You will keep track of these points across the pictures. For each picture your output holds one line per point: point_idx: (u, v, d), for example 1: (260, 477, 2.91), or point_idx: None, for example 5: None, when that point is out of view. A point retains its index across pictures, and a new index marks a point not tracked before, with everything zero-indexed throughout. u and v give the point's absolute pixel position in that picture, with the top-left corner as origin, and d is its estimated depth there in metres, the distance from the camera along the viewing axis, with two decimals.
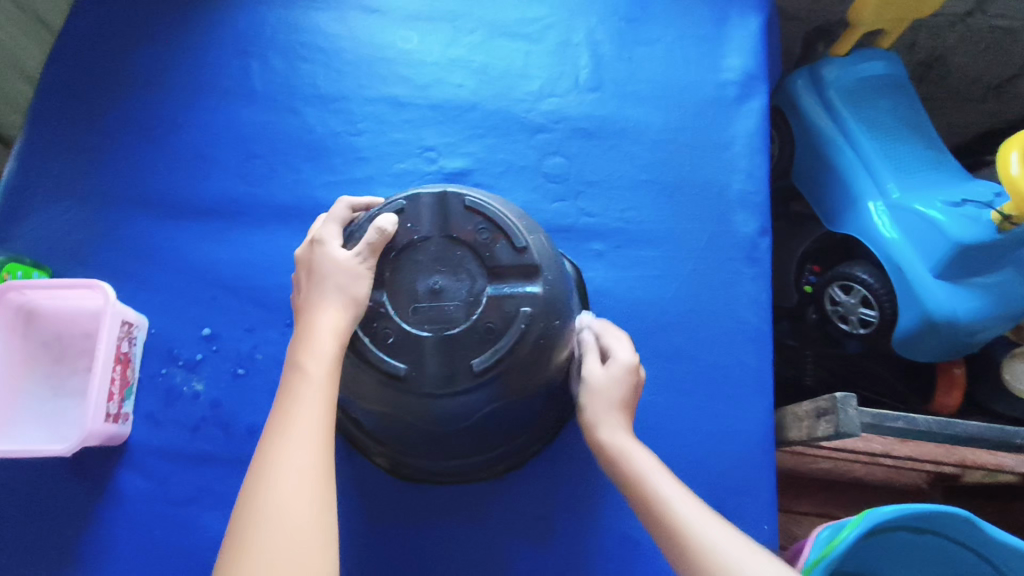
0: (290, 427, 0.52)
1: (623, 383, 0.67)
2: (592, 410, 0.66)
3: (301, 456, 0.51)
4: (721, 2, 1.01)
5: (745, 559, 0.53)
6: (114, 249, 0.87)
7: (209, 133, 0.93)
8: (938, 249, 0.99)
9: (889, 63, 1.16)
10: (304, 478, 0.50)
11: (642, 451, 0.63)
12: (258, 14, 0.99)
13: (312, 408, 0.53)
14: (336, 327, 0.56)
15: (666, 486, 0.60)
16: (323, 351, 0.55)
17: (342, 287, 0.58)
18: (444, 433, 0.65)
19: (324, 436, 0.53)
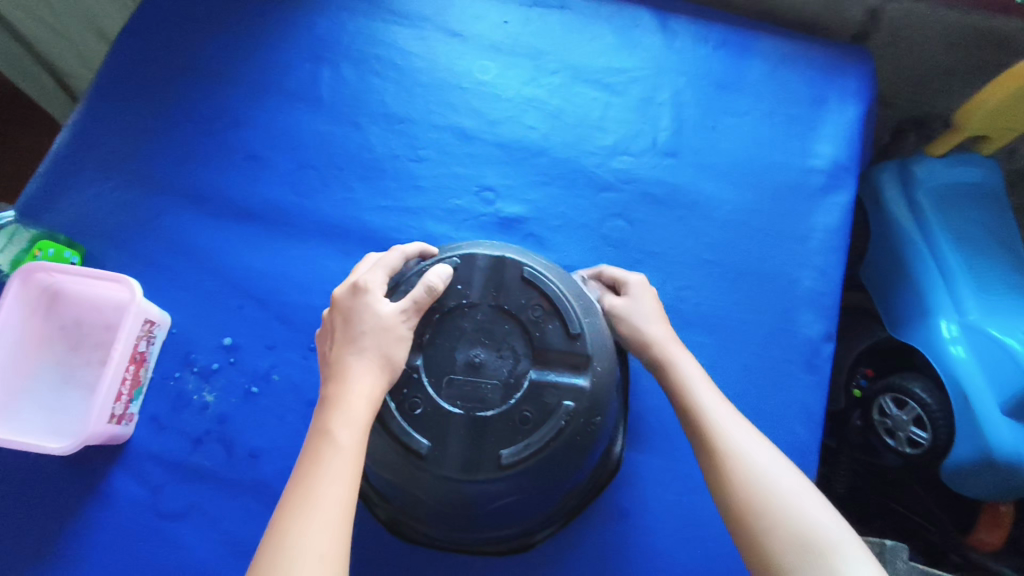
0: (313, 505, 0.46)
1: (651, 299, 0.70)
2: (636, 322, 0.68)
3: (318, 540, 0.45)
4: (820, 83, 0.95)
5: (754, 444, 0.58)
6: (151, 237, 0.84)
7: (268, 134, 0.90)
8: (1011, 383, 0.92)
9: (985, 172, 1.08)
10: (321, 568, 0.44)
11: (687, 357, 0.65)
12: (338, 20, 0.96)
13: (338, 482, 0.48)
14: (370, 391, 0.52)
15: (708, 394, 0.62)
16: (355, 417, 0.50)
17: (380, 343, 0.53)
18: (456, 515, 0.60)
19: (347, 517, 0.47)
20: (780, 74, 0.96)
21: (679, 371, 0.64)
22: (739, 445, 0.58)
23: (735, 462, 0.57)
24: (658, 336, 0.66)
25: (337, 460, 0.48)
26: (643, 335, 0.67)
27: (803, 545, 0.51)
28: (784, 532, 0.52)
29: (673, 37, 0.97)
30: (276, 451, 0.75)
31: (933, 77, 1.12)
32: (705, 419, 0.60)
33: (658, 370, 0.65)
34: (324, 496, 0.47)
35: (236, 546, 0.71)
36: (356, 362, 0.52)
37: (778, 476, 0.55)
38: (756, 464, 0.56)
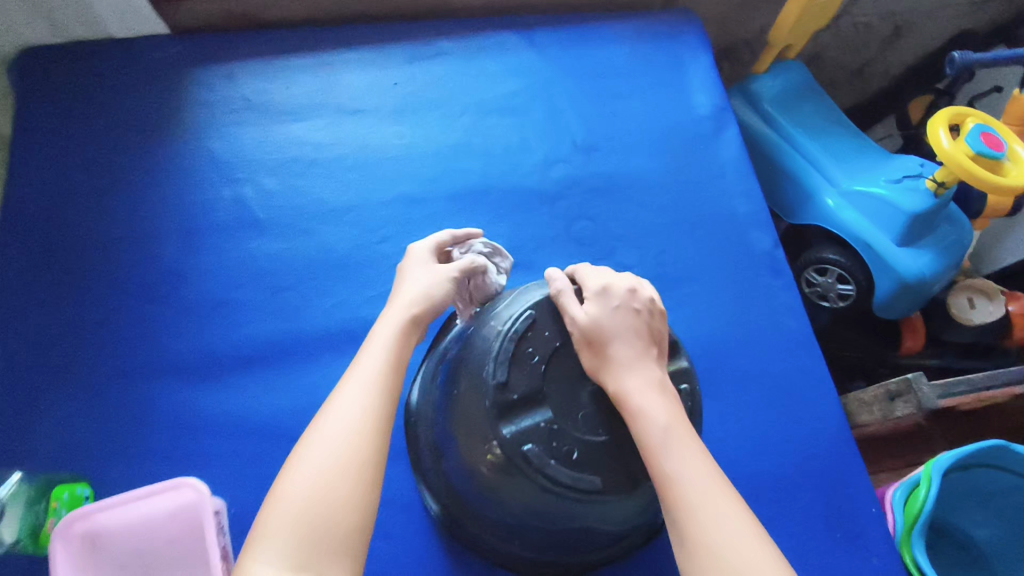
0: (352, 373, 0.59)
1: (629, 321, 0.60)
2: (589, 353, 0.59)
3: (364, 399, 0.56)
4: (672, 47, 1.10)
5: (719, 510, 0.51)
6: (157, 431, 0.76)
7: (224, 277, 0.85)
8: (895, 221, 1.16)
9: (802, 71, 1.32)
10: (359, 411, 0.56)
11: (648, 394, 0.56)
12: (234, 140, 0.93)
13: (374, 357, 0.60)
14: (409, 301, 0.65)
15: (671, 458, 0.53)
16: (393, 316, 0.63)
17: (403, 295, 0.66)
18: (614, 533, 0.63)
19: (386, 379, 0.58)
20: (640, 50, 1.09)
21: (669, 465, 0.53)
22: (727, 550, 0.49)
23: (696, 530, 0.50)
24: (643, 411, 0.55)
25: (376, 356, 0.60)
26: (617, 391, 0.57)
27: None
28: None
29: (543, 48, 1.06)
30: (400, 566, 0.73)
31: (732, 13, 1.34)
32: (699, 534, 0.50)
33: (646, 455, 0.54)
34: (363, 380, 0.58)
35: None
36: (401, 294, 0.66)
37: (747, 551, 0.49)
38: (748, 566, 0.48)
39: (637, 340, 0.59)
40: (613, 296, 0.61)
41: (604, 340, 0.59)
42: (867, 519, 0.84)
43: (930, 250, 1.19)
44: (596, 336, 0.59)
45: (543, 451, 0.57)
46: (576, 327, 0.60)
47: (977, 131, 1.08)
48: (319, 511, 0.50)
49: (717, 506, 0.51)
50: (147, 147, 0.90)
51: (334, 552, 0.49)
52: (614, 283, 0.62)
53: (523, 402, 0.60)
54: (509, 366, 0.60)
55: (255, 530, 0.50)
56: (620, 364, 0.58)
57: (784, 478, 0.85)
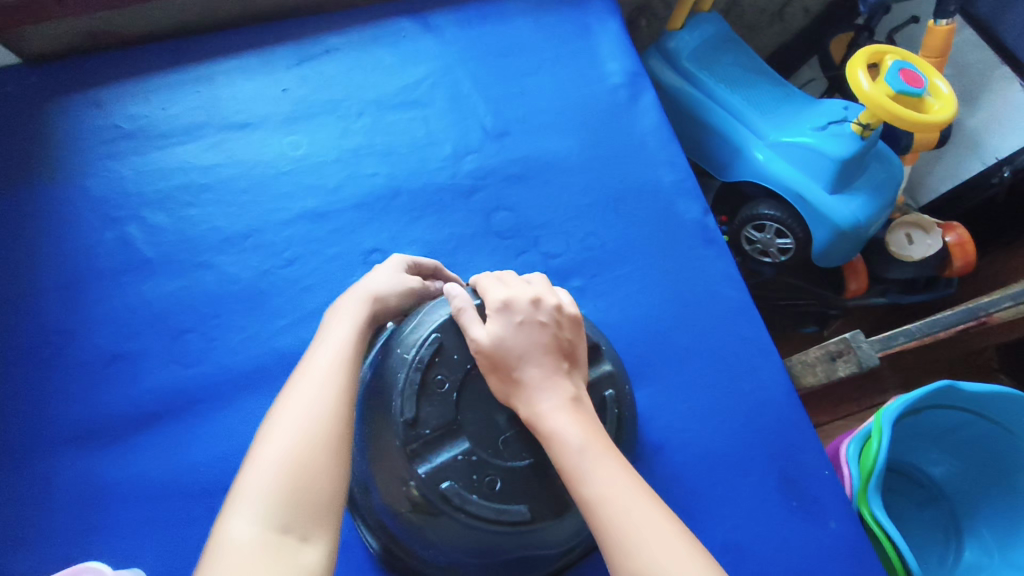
0: (310, 362, 0.55)
1: (535, 335, 0.56)
2: (495, 377, 0.55)
3: (323, 388, 0.53)
4: (577, 15, 1.05)
5: (649, 526, 0.47)
6: (59, 507, 0.70)
7: (115, 326, 0.78)
8: (825, 169, 1.14)
9: (719, 22, 1.28)
10: (325, 400, 0.52)
11: (564, 416, 0.52)
12: (109, 173, 0.84)
13: (329, 350, 0.56)
14: (363, 300, 0.62)
15: (595, 479, 0.49)
16: (348, 311, 0.60)
17: (365, 284, 0.64)
18: (553, 555, 0.60)
19: (344, 373, 0.55)
20: (544, 22, 1.03)
21: (588, 488, 0.49)
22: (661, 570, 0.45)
23: (624, 552, 0.46)
24: (557, 433, 0.51)
25: (340, 328, 0.59)
26: (530, 414, 0.53)
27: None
28: None
29: (441, 31, 0.99)
30: None
31: None
32: (629, 558, 0.46)
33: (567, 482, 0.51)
34: (328, 351, 0.56)
35: None
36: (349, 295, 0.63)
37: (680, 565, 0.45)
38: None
39: (547, 356, 0.55)
40: (516, 310, 0.57)
41: (510, 361, 0.55)
42: (820, 483, 0.83)
43: (862, 193, 1.17)
44: (502, 359, 0.55)
45: (464, 486, 0.54)
46: (479, 350, 0.56)
47: (896, 68, 1.05)
48: (296, 477, 0.48)
49: (645, 521, 0.47)
50: (11, 195, 0.82)
51: (313, 516, 0.47)
52: (515, 297, 0.58)
53: (435, 437, 0.55)
54: (415, 400, 0.55)
55: (232, 493, 0.47)
56: (529, 385, 0.54)
57: (734, 453, 0.83)
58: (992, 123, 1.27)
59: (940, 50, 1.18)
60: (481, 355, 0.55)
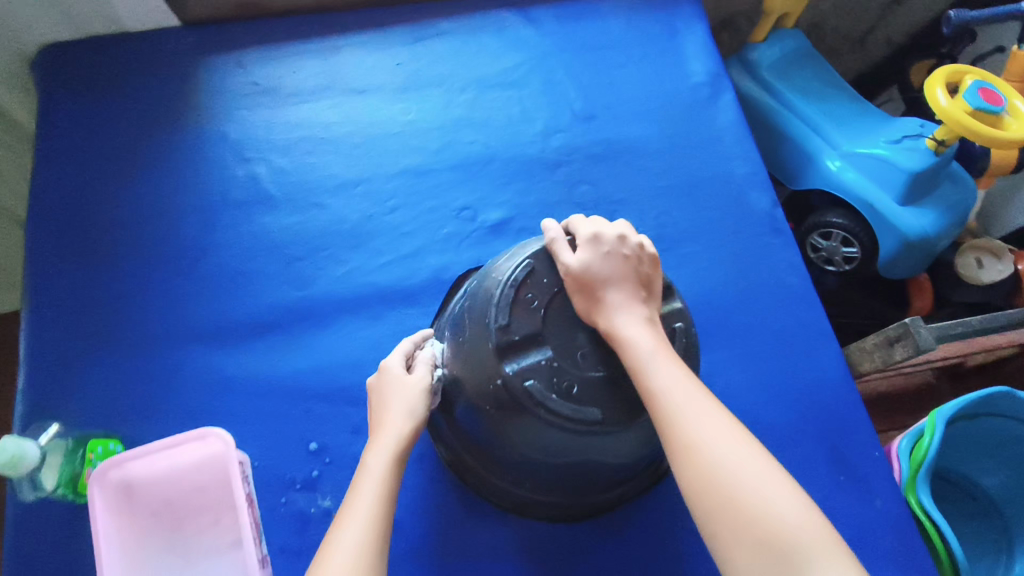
0: (348, 516, 0.60)
1: (618, 264, 0.65)
2: (580, 294, 0.63)
3: (355, 545, 0.58)
4: (667, 18, 1.13)
5: (700, 414, 0.58)
6: (182, 392, 0.80)
7: (241, 249, 0.89)
8: (897, 180, 1.17)
9: (799, 40, 1.34)
10: (354, 562, 0.57)
11: (635, 326, 0.61)
12: (245, 121, 0.97)
13: (365, 499, 0.61)
14: (398, 429, 0.65)
15: (660, 375, 0.59)
16: (381, 446, 0.64)
17: (392, 406, 0.67)
18: (614, 465, 0.67)
19: (376, 526, 0.60)
20: (636, 23, 1.12)
21: (655, 382, 0.58)
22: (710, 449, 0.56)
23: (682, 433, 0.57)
24: (631, 340, 0.60)
25: (374, 469, 0.63)
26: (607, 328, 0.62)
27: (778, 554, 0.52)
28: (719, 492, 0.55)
29: (541, 25, 1.10)
30: (411, 516, 0.78)
31: None
32: (686, 438, 0.57)
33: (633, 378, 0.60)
34: (363, 501, 0.61)
35: None
36: (382, 420, 0.66)
37: (726, 445, 0.56)
38: (726, 456, 0.56)
39: (626, 283, 0.64)
40: (603, 243, 0.66)
41: (596, 283, 0.63)
42: (869, 463, 0.86)
43: (932, 208, 1.19)
44: (588, 281, 0.63)
45: (545, 387, 0.60)
46: (568, 273, 0.64)
47: (975, 87, 1.08)
48: None
49: (697, 410, 0.58)
50: (163, 132, 0.95)
51: None
52: (603, 232, 0.67)
53: (524, 343, 0.62)
54: (508, 312, 0.63)
55: None
56: (610, 304, 0.62)
57: (785, 426, 0.87)
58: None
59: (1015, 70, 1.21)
60: (571, 275, 0.63)
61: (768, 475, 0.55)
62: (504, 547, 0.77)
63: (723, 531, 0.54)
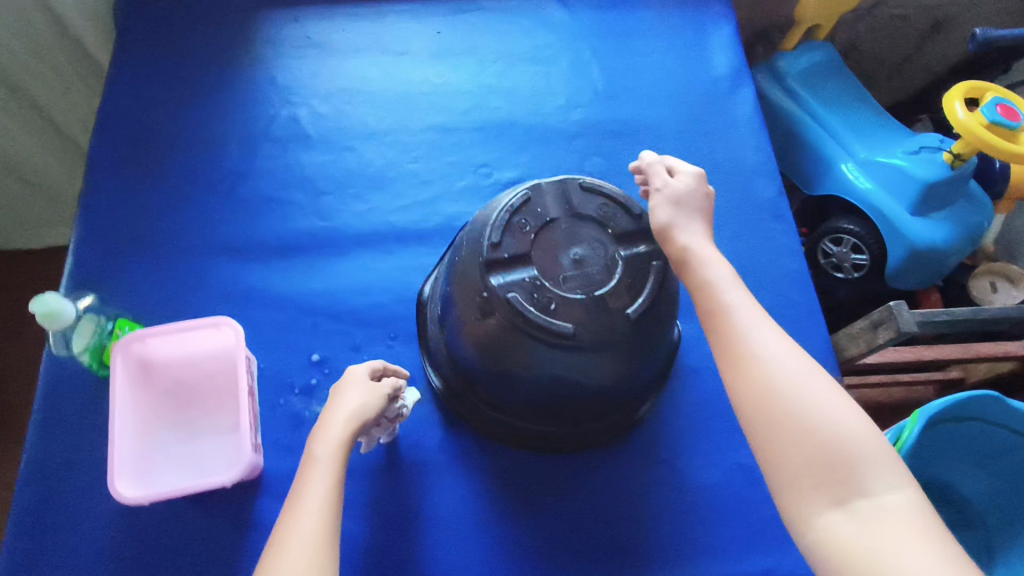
0: (301, 502, 0.63)
1: (705, 199, 0.74)
2: (671, 213, 0.71)
3: (312, 530, 0.61)
4: (696, 15, 1.18)
5: (765, 331, 0.64)
6: (206, 296, 0.88)
7: (274, 179, 0.98)
8: (909, 191, 1.19)
9: (829, 50, 1.36)
10: (310, 544, 0.60)
11: (713, 254, 0.69)
12: (293, 69, 1.06)
13: (319, 486, 0.64)
14: (345, 426, 0.69)
15: (732, 293, 0.66)
16: (331, 437, 0.68)
17: (342, 404, 0.71)
18: (593, 387, 0.73)
19: (330, 511, 0.63)
20: (666, 16, 1.18)
21: (725, 298, 0.66)
22: (773, 366, 0.61)
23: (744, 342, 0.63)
24: (704, 263, 0.68)
25: (323, 461, 0.66)
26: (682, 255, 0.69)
27: (829, 461, 0.57)
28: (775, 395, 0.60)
29: (574, 10, 1.17)
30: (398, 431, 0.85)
31: None
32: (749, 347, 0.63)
33: (706, 294, 0.67)
34: (316, 490, 0.64)
35: (402, 519, 0.81)
36: (329, 417, 0.70)
37: (784, 359, 0.62)
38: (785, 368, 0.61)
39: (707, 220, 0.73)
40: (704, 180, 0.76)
41: (690, 207, 0.72)
42: None
43: (943, 221, 1.21)
44: (684, 203, 0.72)
45: (525, 300, 0.66)
46: (671, 190, 0.73)
47: (993, 102, 1.09)
48: None
49: (761, 327, 0.64)
50: (221, 70, 1.05)
51: None
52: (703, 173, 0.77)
53: (512, 261, 0.69)
54: (502, 232, 0.69)
55: None
56: (692, 226, 0.71)
57: None
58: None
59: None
60: (676, 191, 0.73)
61: (823, 395, 0.60)
62: (481, 472, 0.84)
63: (777, 433, 0.59)
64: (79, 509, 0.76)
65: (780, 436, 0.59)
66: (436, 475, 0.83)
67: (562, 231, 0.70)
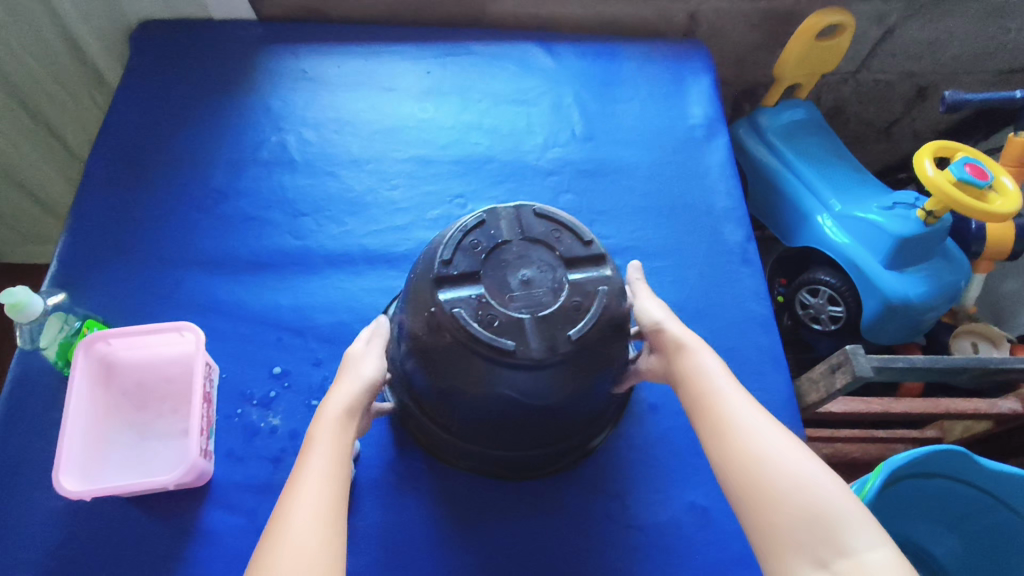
0: (309, 470, 0.62)
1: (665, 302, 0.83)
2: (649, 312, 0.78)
3: (321, 496, 0.60)
4: (676, 68, 1.24)
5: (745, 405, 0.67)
6: (178, 306, 0.92)
7: (257, 200, 1.02)
8: (883, 245, 1.20)
9: (808, 109, 1.41)
10: (321, 511, 0.58)
11: (699, 341, 0.73)
12: (287, 99, 1.13)
13: (327, 454, 0.63)
14: (351, 395, 0.69)
15: (716, 373, 0.70)
16: (338, 407, 0.67)
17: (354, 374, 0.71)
18: (540, 407, 0.73)
19: (338, 483, 0.62)
20: (647, 67, 1.24)
21: (704, 378, 0.70)
22: (752, 435, 0.64)
23: (725, 416, 0.66)
24: (689, 347, 0.73)
25: (333, 431, 0.65)
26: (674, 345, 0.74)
27: (810, 519, 0.57)
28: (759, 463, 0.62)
29: (560, 57, 1.23)
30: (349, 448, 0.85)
31: (748, 55, 1.44)
32: (732, 420, 0.66)
33: (692, 375, 0.71)
34: (325, 457, 0.63)
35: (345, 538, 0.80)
36: (337, 387, 0.70)
37: (767, 430, 0.64)
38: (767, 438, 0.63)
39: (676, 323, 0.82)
40: None
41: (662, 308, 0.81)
42: None
43: (919, 276, 1.22)
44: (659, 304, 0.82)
45: (470, 315, 0.68)
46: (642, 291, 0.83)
47: (962, 162, 1.12)
48: None
49: (742, 403, 0.67)
50: (219, 97, 1.11)
51: None
52: None
53: (461, 278, 0.71)
54: (455, 250, 0.72)
55: None
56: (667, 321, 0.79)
57: None
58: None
59: (1004, 162, 1.28)
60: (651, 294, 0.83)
61: (804, 460, 0.61)
62: (429, 495, 0.83)
63: (764, 501, 0.60)
64: (25, 506, 0.77)
65: (763, 503, 0.59)
66: (385, 495, 0.83)
67: (513, 253, 0.72)
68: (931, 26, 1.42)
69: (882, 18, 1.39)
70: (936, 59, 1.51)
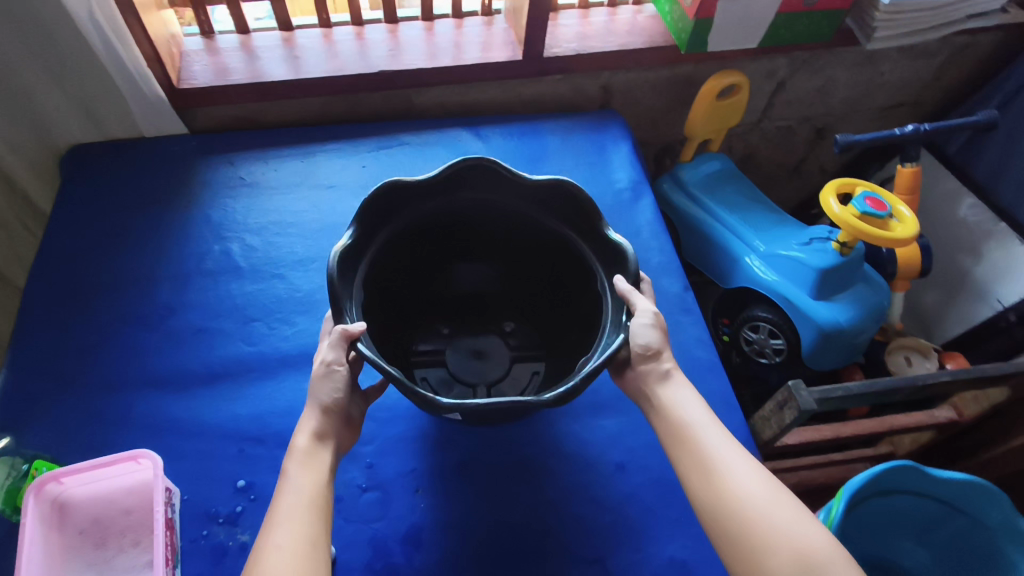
0: (280, 517, 0.66)
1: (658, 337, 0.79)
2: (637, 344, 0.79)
3: (289, 539, 0.64)
4: (597, 137, 1.33)
5: (720, 441, 0.71)
6: (131, 431, 0.89)
7: (205, 310, 1.02)
8: (808, 279, 1.29)
9: (723, 160, 1.51)
10: (293, 554, 0.62)
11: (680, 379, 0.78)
12: (226, 206, 1.15)
13: (296, 492, 0.68)
14: (313, 428, 0.73)
15: (694, 413, 0.74)
16: (301, 449, 0.71)
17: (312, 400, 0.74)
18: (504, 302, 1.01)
19: (306, 517, 0.66)
20: (570, 140, 1.32)
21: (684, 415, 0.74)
22: (729, 472, 0.68)
23: (702, 453, 0.71)
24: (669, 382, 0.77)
25: (299, 472, 0.69)
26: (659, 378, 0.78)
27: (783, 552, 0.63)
28: (736, 500, 0.66)
29: (488, 139, 1.30)
30: None
31: (661, 117, 1.55)
32: (708, 458, 0.70)
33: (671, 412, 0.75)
34: (295, 497, 0.67)
35: None
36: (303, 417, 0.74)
37: (742, 468, 0.69)
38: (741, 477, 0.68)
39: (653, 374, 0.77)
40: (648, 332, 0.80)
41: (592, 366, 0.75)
42: None
43: (847, 302, 1.30)
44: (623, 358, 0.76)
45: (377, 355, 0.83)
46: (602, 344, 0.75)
47: (862, 196, 1.23)
48: None
49: (717, 438, 0.72)
50: (158, 212, 1.13)
51: None
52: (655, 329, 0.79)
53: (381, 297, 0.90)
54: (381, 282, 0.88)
55: None
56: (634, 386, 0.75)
57: None
58: (995, 271, 1.44)
59: (901, 190, 1.41)
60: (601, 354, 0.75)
61: (776, 496, 0.66)
62: None
63: (742, 533, 0.65)
64: None
65: (739, 534, 0.65)
66: None
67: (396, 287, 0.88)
68: (817, 77, 1.57)
69: (773, 74, 1.54)
70: (826, 103, 1.67)
